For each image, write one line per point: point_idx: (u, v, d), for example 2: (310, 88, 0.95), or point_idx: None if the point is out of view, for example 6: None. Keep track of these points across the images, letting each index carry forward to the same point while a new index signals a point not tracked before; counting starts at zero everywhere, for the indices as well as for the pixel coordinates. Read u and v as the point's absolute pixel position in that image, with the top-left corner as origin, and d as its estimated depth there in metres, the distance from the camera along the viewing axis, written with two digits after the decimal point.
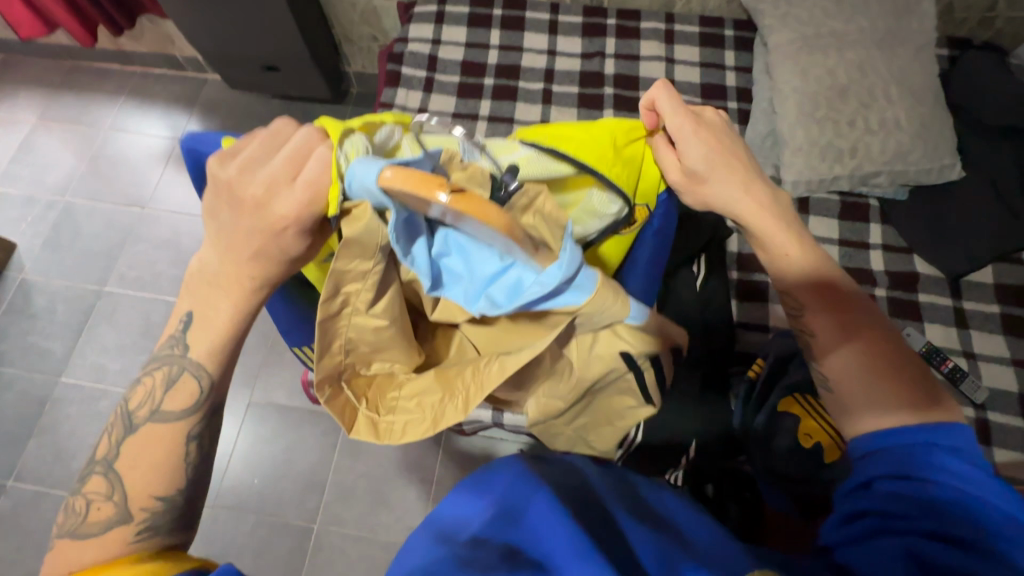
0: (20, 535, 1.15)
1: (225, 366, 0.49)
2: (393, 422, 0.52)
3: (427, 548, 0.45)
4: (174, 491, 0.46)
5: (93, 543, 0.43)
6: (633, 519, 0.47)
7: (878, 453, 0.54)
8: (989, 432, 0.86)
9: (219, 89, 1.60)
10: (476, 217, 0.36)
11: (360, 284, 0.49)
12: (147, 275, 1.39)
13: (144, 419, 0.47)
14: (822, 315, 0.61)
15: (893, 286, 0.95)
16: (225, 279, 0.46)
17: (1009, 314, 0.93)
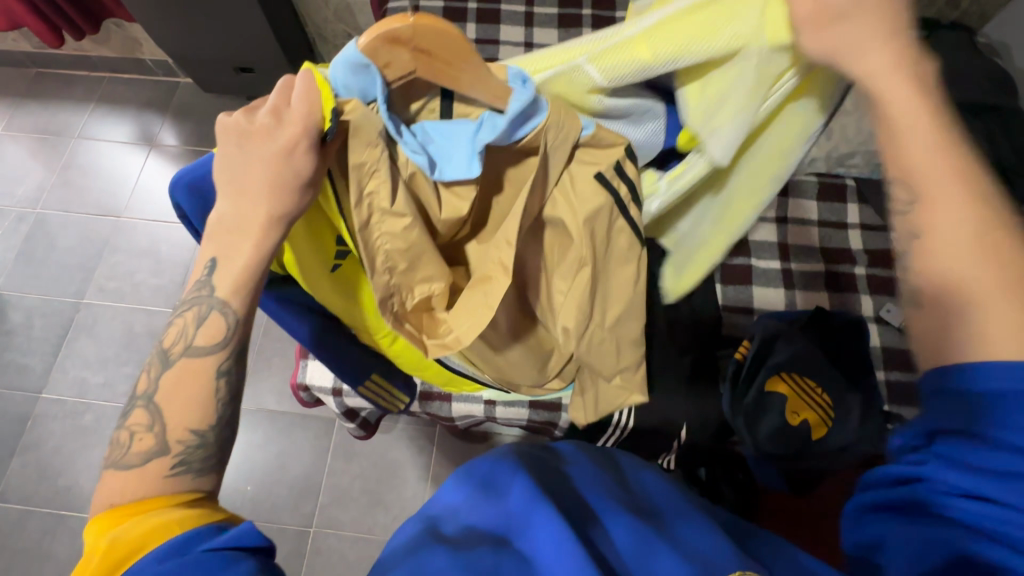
0: (7, 555, 1.13)
1: (250, 300, 0.46)
2: (457, 334, 0.54)
3: (412, 531, 0.48)
4: (208, 426, 0.44)
5: (133, 475, 0.41)
6: (606, 497, 0.49)
7: (938, 401, 0.45)
8: None
9: (192, 93, 1.56)
10: (442, 35, 0.42)
11: (372, 179, 0.47)
12: (126, 285, 1.36)
13: (179, 355, 0.45)
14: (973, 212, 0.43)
15: (871, 264, 0.98)
16: (243, 219, 0.44)
17: None
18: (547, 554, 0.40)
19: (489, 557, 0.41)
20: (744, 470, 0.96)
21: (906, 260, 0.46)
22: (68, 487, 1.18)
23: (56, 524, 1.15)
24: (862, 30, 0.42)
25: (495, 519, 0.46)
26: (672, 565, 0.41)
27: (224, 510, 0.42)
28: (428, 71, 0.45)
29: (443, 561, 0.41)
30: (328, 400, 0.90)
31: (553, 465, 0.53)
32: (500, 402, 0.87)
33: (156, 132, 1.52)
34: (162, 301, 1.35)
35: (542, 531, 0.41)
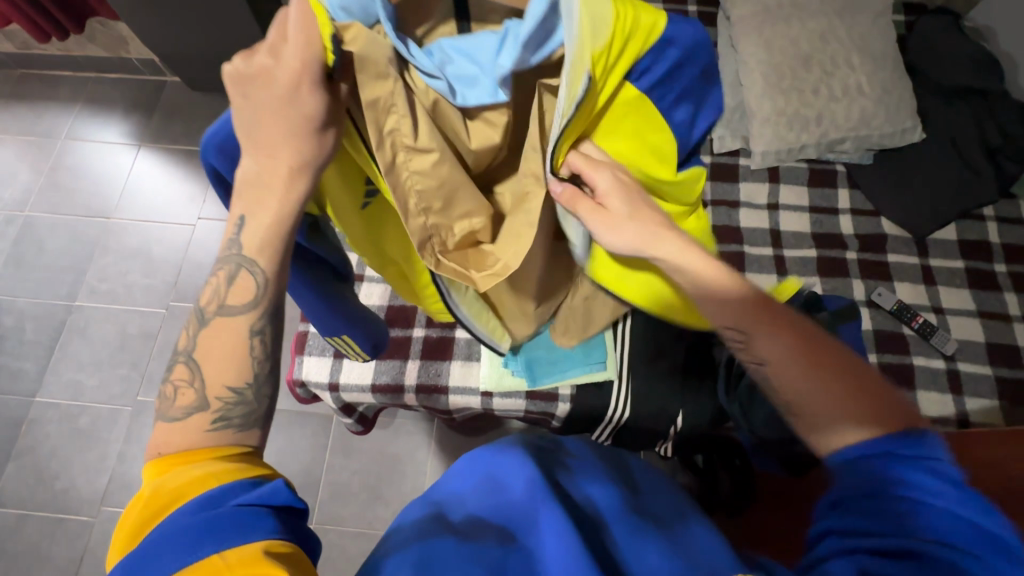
0: (6, 559, 1.12)
1: (279, 257, 0.44)
2: (506, 259, 0.53)
3: (418, 514, 0.48)
4: (244, 384, 0.42)
5: (179, 427, 0.41)
6: (611, 486, 0.51)
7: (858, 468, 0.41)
8: (960, 382, 0.89)
9: (180, 91, 1.55)
10: None
11: (394, 116, 0.45)
12: (119, 287, 1.35)
13: (214, 313, 0.44)
14: (761, 335, 0.49)
15: (862, 249, 0.98)
16: (265, 176, 0.43)
17: (974, 269, 0.96)
18: (548, 549, 0.41)
19: (495, 550, 0.42)
20: (741, 456, 0.96)
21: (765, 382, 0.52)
22: (65, 490, 1.17)
23: (54, 527, 1.15)
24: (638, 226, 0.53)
25: (501, 512, 0.47)
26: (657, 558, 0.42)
27: (259, 466, 0.41)
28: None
29: (447, 549, 0.41)
30: (324, 395, 0.90)
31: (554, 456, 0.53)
32: (497, 394, 0.87)
33: (145, 131, 1.51)
34: (155, 302, 1.34)
35: (548, 522, 0.43)
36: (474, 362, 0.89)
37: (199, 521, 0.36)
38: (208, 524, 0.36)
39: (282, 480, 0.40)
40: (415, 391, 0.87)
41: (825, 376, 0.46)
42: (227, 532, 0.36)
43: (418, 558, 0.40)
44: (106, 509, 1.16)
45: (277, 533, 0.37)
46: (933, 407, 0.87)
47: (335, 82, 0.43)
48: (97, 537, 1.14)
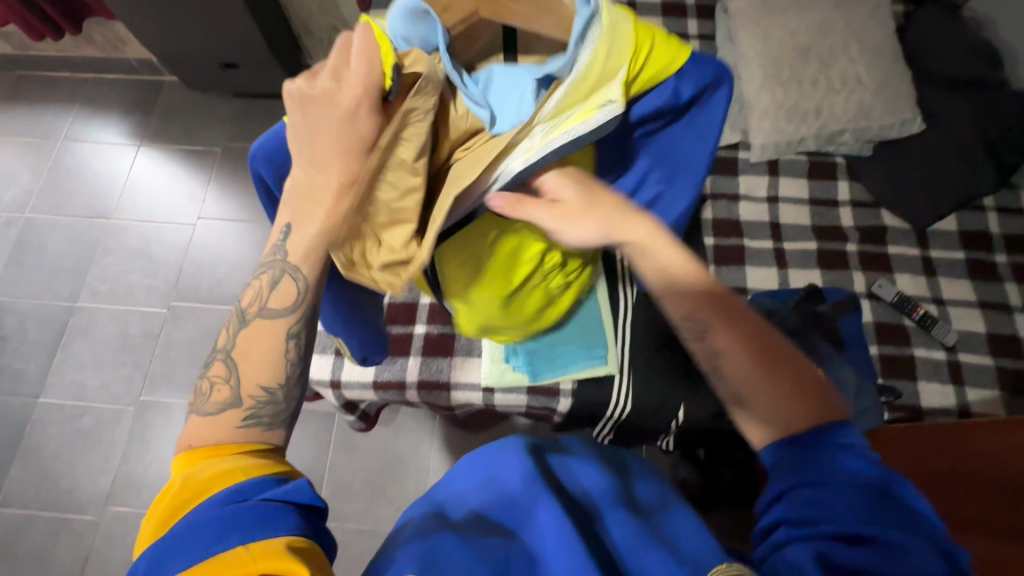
0: (12, 559, 1.13)
1: (322, 266, 0.45)
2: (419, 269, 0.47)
3: (420, 514, 0.48)
4: (277, 385, 0.44)
5: (209, 421, 0.43)
6: (602, 469, 0.52)
7: (789, 456, 0.42)
8: (961, 372, 0.89)
9: (178, 91, 1.55)
10: None
11: (410, 137, 0.42)
12: (120, 287, 1.36)
13: (255, 315, 0.45)
14: (724, 329, 0.47)
15: (863, 241, 0.98)
16: (317, 197, 0.42)
17: (975, 260, 0.96)
18: (548, 536, 0.43)
19: (498, 540, 0.44)
20: (742, 449, 0.96)
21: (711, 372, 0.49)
22: (70, 490, 1.18)
23: (60, 527, 1.15)
24: (600, 221, 0.48)
25: (495, 506, 0.47)
26: (647, 554, 0.42)
27: (279, 462, 0.42)
28: (489, 12, 0.42)
29: (450, 544, 0.42)
30: (327, 393, 0.90)
31: (552, 446, 0.54)
32: (498, 390, 0.87)
33: (143, 131, 1.51)
34: (155, 303, 1.34)
35: (546, 519, 0.43)
36: (474, 357, 0.89)
37: (223, 513, 0.36)
38: (231, 517, 0.36)
39: (304, 479, 0.40)
40: (417, 387, 0.88)
41: (789, 390, 0.45)
42: (251, 524, 0.36)
43: (420, 554, 0.40)
44: (110, 508, 1.16)
45: (299, 528, 0.38)
46: (934, 398, 0.88)
47: (389, 104, 0.41)
48: (103, 535, 1.14)
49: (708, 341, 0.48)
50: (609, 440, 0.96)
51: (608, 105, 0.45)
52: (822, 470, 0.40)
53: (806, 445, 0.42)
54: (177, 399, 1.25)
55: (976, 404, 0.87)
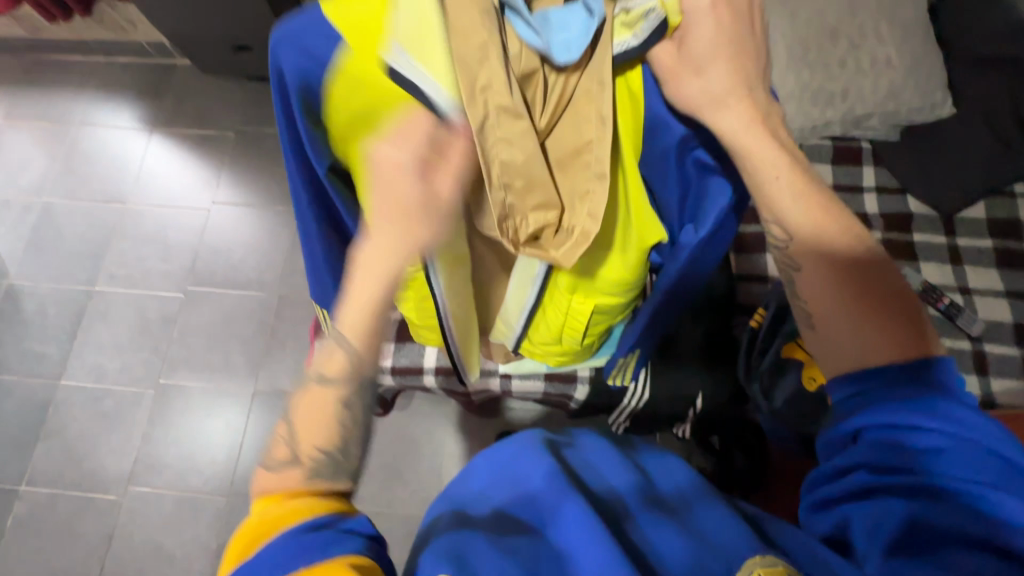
0: (39, 535, 1.16)
1: (368, 335, 0.46)
2: (587, 219, 0.47)
3: (443, 515, 0.49)
4: (334, 445, 0.45)
5: (272, 479, 0.45)
6: (619, 457, 0.52)
7: (866, 396, 0.44)
8: (985, 362, 0.88)
9: (190, 75, 1.54)
10: None
11: (485, 71, 0.41)
12: (137, 272, 1.37)
13: (312, 377, 0.48)
14: (811, 254, 0.48)
15: (888, 229, 0.96)
16: (375, 260, 0.45)
17: (1003, 247, 0.93)
18: (572, 540, 0.41)
19: (523, 543, 0.43)
20: (757, 437, 0.97)
21: (792, 294, 0.51)
22: (93, 470, 1.21)
23: (84, 506, 1.18)
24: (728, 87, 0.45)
25: (517, 500, 0.47)
26: (676, 540, 0.42)
27: (343, 509, 0.44)
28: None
29: (480, 546, 0.41)
30: None
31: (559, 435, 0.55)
32: (515, 376, 0.87)
33: (156, 115, 1.51)
34: (171, 287, 1.35)
35: (564, 510, 0.43)
36: None
37: (295, 542, 0.39)
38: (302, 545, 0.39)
39: (364, 518, 0.43)
40: (434, 373, 0.88)
41: (876, 325, 0.45)
42: (319, 549, 0.39)
43: (451, 555, 0.40)
44: (132, 488, 1.19)
45: (360, 550, 0.40)
46: None
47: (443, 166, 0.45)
48: (126, 515, 1.17)
49: (792, 263, 0.50)
50: (623, 428, 0.97)
51: (652, 15, 0.43)
52: (906, 418, 0.42)
53: (879, 380, 0.44)
54: (195, 383, 1.27)
55: (1001, 395, 0.85)
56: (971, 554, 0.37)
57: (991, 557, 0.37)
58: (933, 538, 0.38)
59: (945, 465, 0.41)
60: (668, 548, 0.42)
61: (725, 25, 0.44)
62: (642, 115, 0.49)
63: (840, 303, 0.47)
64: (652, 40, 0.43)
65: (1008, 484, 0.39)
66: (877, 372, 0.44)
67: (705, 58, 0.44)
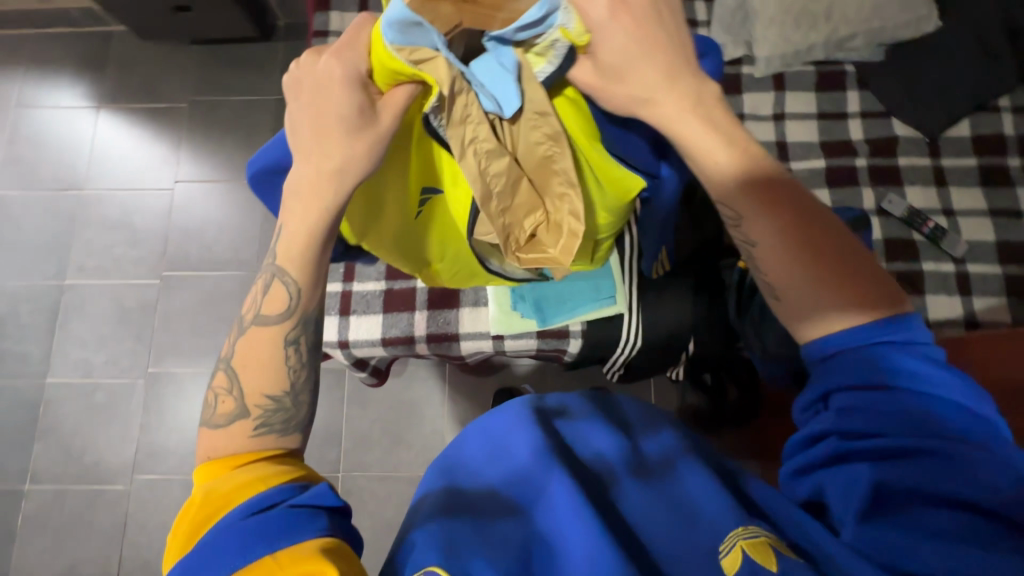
0: (54, 529, 1.18)
1: (310, 272, 0.48)
2: (571, 219, 0.54)
3: (435, 487, 0.49)
4: (282, 391, 0.47)
5: (223, 433, 0.46)
6: (604, 428, 0.52)
7: (836, 360, 0.43)
8: (968, 282, 0.88)
9: (130, 43, 1.42)
10: None
11: (469, 126, 0.46)
12: (107, 261, 1.31)
13: (251, 321, 0.49)
14: (766, 219, 0.46)
15: (873, 154, 0.94)
16: (304, 193, 0.46)
17: (987, 165, 0.92)
18: (565, 521, 0.43)
19: (511, 525, 0.44)
20: (747, 370, 1.01)
21: (754, 267, 0.48)
22: (96, 463, 1.21)
23: (92, 498, 1.19)
24: (652, 83, 0.45)
25: (510, 472, 0.48)
26: (657, 508, 0.45)
27: (302, 467, 0.45)
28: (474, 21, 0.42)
29: (465, 531, 0.43)
30: (335, 353, 0.90)
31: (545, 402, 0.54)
32: (508, 336, 0.87)
33: (101, 90, 1.40)
34: (146, 274, 1.31)
35: (558, 495, 0.44)
36: (481, 308, 0.88)
37: (246, 526, 0.39)
38: (261, 526, 0.39)
39: (323, 484, 0.43)
40: (426, 340, 0.87)
41: (844, 283, 0.44)
42: (276, 534, 0.39)
43: (444, 540, 0.41)
44: (139, 477, 1.20)
45: (327, 531, 0.40)
46: (942, 309, 0.87)
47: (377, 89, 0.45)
48: (135, 502, 1.18)
49: (748, 230, 0.47)
50: (617, 376, 0.98)
51: (559, 44, 0.43)
52: (876, 383, 0.42)
53: (851, 340, 0.43)
54: (185, 369, 1.25)
55: (983, 313, 0.86)
56: (947, 517, 0.39)
57: (967, 516, 0.39)
58: (902, 496, 0.40)
59: (916, 427, 0.41)
60: (658, 525, 0.44)
61: (633, 29, 0.44)
62: (586, 116, 0.51)
63: (804, 272, 0.44)
64: (566, 65, 0.45)
65: (978, 439, 0.40)
66: (849, 332, 0.43)
67: (622, 67, 0.45)
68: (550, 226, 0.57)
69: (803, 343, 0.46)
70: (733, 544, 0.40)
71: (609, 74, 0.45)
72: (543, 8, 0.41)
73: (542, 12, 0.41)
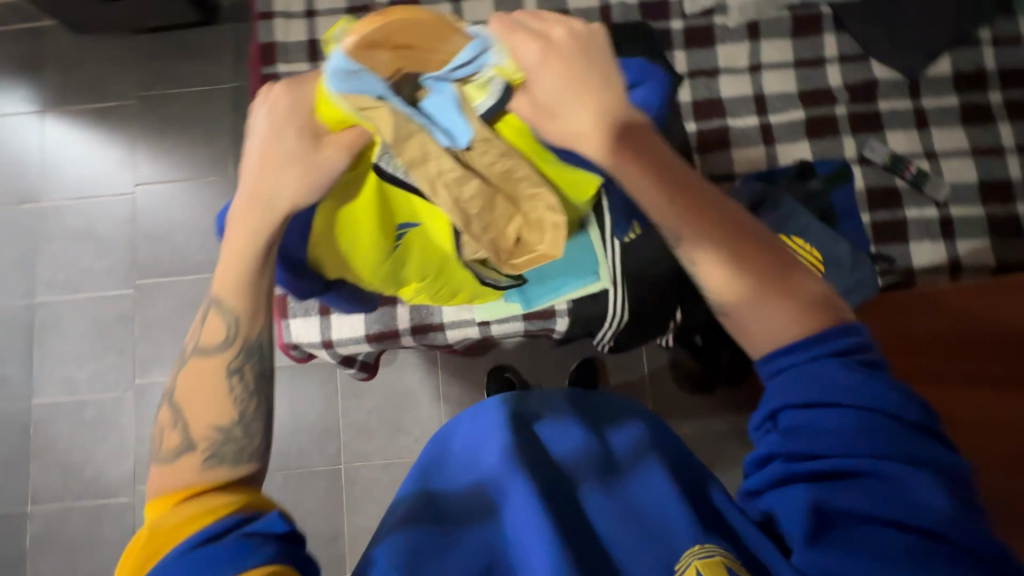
0: (63, 546, 1.18)
1: (248, 300, 0.48)
2: (553, 214, 0.50)
3: (421, 492, 0.59)
4: (228, 423, 0.47)
5: (169, 467, 0.46)
6: (575, 428, 0.62)
7: (782, 383, 0.45)
8: (952, 227, 0.87)
9: (64, 38, 1.33)
10: (412, 17, 0.38)
11: (432, 162, 0.44)
12: (76, 274, 1.27)
13: (194, 354, 0.49)
14: (702, 240, 0.47)
15: (853, 101, 0.91)
16: (237, 222, 0.46)
17: (969, 103, 0.89)
18: (518, 523, 0.52)
19: (477, 531, 0.54)
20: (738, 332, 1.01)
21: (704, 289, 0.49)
22: (96, 478, 1.20)
23: (97, 512, 1.19)
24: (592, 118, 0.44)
25: (482, 480, 0.58)
26: (609, 508, 0.55)
27: (252, 498, 0.46)
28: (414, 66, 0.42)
29: (432, 540, 0.52)
30: (321, 353, 0.88)
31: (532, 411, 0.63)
32: (494, 321, 0.85)
33: (41, 94, 1.32)
34: (119, 284, 1.27)
35: (519, 504, 0.53)
36: None
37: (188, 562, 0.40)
38: (203, 559, 0.40)
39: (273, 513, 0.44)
40: (410, 333, 0.86)
41: (770, 301, 0.46)
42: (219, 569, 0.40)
43: (412, 551, 0.51)
44: (141, 487, 1.20)
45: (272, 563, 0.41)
46: (926, 257, 0.86)
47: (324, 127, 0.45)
48: (141, 513, 1.19)
49: (691, 254, 0.48)
50: (608, 346, 0.96)
51: (495, 81, 0.44)
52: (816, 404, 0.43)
53: (798, 357, 0.45)
54: None
55: (966, 257, 0.86)
56: (888, 534, 0.41)
57: (905, 534, 0.41)
58: (841, 514, 0.43)
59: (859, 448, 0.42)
60: (615, 527, 0.53)
61: (563, 68, 0.42)
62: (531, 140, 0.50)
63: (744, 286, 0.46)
64: (507, 96, 0.45)
65: (914, 455, 0.42)
66: (798, 350, 0.45)
67: (554, 104, 0.44)
68: (532, 225, 0.51)
69: (757, 360, 0.48)
70: (689, 563, 0.46)
71: (542, 111, 0.45)
72: (474, 48, 0.42)
73: (474, 51, 0.43)
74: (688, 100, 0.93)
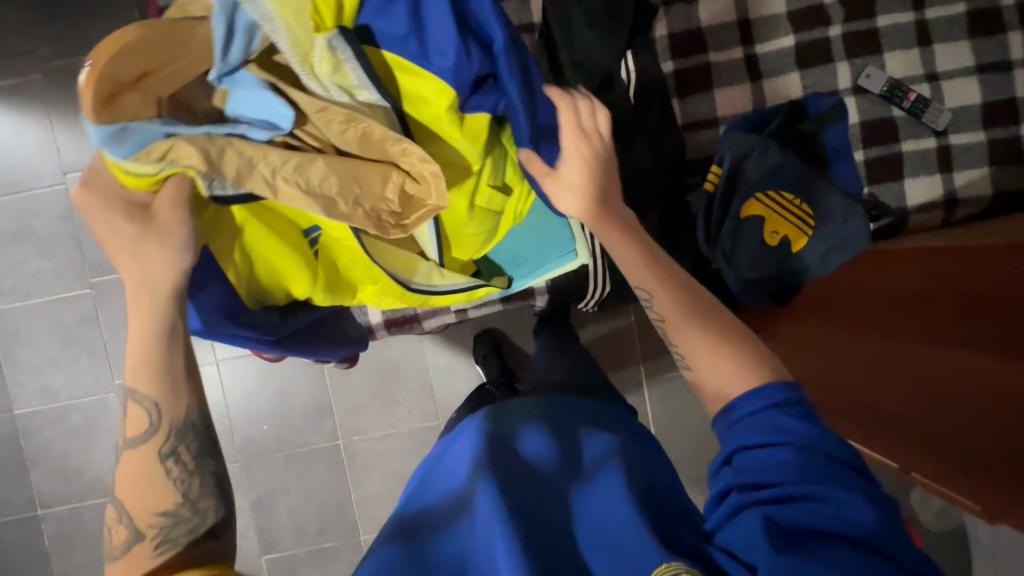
0: (81, 543, 1.22)
1: (161, 381, 0.48)
2: (422, 163, 0.52)
3: (395, 529, 0.58)
4: (172, 504, 0.47)
5: (119, 562, 0.46)
6: (547, 435, 0.64)
7: (737, 423, 0.50)
8: (950, 157, 0.81)
9: None
10: (115, 52, 0.40)
11: (260, 165, 0.48)
12: (24, 279, 1.19)
13: (124, 448, 0.49)
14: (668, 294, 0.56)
15: (848, 19, 0.81)
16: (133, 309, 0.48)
17: (977, 10, 0.79)
18: (483, 529, 0.54)
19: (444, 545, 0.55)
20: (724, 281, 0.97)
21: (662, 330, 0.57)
22: (97, 479, 1.21)
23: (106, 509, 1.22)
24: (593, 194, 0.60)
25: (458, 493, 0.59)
26: (597, 508, 0.57)
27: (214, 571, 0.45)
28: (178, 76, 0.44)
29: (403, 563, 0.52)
30: None
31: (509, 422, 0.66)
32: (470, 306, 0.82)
33: None
34: (73, 285, 1.19)
35: (485, 506, 0.55)
36: None
37: None
38: None
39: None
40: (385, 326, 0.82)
41: (729, 350, 0.52)
42: None
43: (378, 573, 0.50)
44: None
45: None
46: (920, 193, 0.81)
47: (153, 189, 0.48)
48: None
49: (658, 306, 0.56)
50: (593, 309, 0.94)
51: (336, 41, 0.46)
52: (764, 438, 0.48)
53: (748, 405, 0.49)
54: None
55: (963, 189, 0.81)
56: (842, 552, 0.42)
57: (858, 554, 0.42)
58: (798, 533, 0.43)
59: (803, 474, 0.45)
60: (589, 528, 0.56)
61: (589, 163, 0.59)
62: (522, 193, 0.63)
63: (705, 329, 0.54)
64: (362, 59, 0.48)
65: (857, 486, 0.44)
66: (741, 400, 0.50)
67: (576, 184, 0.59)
68: (413, 180, 0.54)
69: (714, 416, 0.53)
70: None
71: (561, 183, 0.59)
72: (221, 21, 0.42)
73: (226, 21, 0.42)
74: (664, 34, 0.81)
